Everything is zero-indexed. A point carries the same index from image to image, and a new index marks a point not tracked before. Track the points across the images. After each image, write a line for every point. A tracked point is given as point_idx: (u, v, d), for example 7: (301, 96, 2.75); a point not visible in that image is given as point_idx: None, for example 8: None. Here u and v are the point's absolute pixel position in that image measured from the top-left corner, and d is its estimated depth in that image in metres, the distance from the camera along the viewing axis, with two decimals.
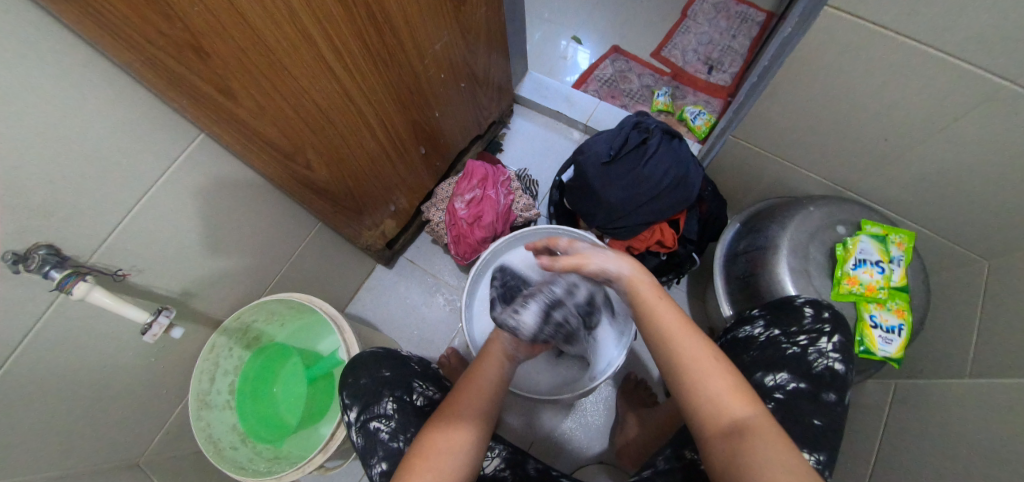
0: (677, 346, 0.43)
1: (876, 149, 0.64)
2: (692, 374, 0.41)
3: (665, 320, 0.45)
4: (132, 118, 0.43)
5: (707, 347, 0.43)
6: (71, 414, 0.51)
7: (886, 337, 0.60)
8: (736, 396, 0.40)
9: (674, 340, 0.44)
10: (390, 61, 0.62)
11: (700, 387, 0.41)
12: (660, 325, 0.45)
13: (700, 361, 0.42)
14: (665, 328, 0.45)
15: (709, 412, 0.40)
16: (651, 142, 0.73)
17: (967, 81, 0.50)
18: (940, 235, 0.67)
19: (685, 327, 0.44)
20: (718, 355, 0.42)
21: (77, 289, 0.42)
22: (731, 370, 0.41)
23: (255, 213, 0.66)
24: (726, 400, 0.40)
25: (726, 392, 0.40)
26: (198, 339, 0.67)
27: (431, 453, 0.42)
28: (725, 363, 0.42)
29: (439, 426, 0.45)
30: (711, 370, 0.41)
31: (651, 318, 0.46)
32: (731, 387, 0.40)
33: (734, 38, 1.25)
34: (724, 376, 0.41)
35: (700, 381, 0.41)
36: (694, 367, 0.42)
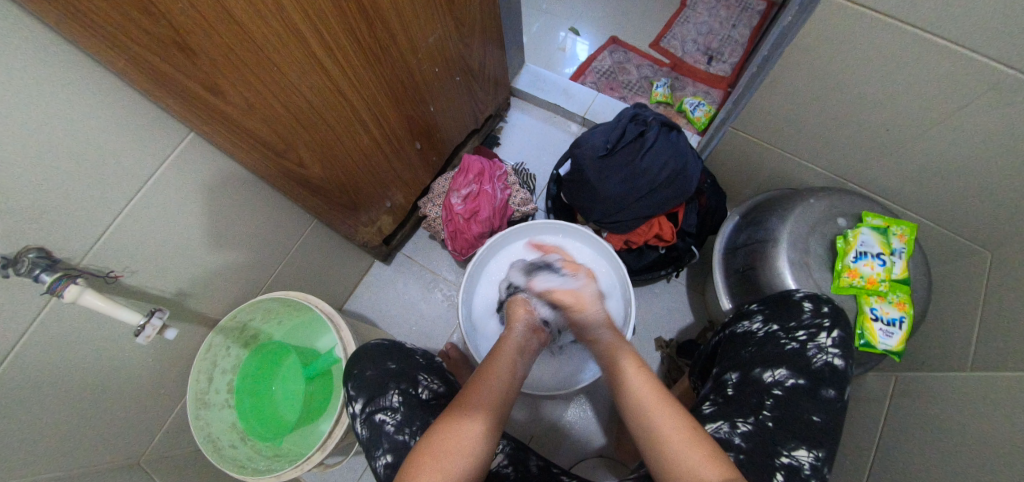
0: (655, 415, 0.44)
1: (878, 139, 0.63)
2: (666, 443, 0.41)
3: (642, 393, 0.47)
4: (118, 117, 0.42)
5: (688, 418, 0.43)
6: (68, 416, 0.51)
7: (886, 330, 0.60)
8: (711, 463, 0.39)
9: (654, 410, 0.44)
10: (382, 55, 0.61)
11: (673, 456, 0.40)
12: (638, 398, 0.46)
13: (673, 430, 0.42)
14: (646, 398, 0.46)
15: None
16: (649, 135, 0.71)
17: (971, 70, 0.48)
18: (943, 226, 0.66)
19: (660, 399, 0.45)
20: (693, 425, 0.43)
21: (68, 293, 0.41)
22: (707, 440, 0.41)
23: (249, 212, 0.65)
24: (701, 469, 0.38)
25: (702, 461, 0.39)
26: (194, 339, 0.67)
27: (447, 441, 0.42)
28: (700, 433, 0.42)
29: (456, 417, 0.45)
30: (684, 438, 0.41)
31: (629, 391, 0.48)
32: (707, 456, 0.39)
33: (734, 27, 1.23)
34: (699, 445, 0.40)
35: (676, 451, 0.40)
36: (670, 435, 0.41)
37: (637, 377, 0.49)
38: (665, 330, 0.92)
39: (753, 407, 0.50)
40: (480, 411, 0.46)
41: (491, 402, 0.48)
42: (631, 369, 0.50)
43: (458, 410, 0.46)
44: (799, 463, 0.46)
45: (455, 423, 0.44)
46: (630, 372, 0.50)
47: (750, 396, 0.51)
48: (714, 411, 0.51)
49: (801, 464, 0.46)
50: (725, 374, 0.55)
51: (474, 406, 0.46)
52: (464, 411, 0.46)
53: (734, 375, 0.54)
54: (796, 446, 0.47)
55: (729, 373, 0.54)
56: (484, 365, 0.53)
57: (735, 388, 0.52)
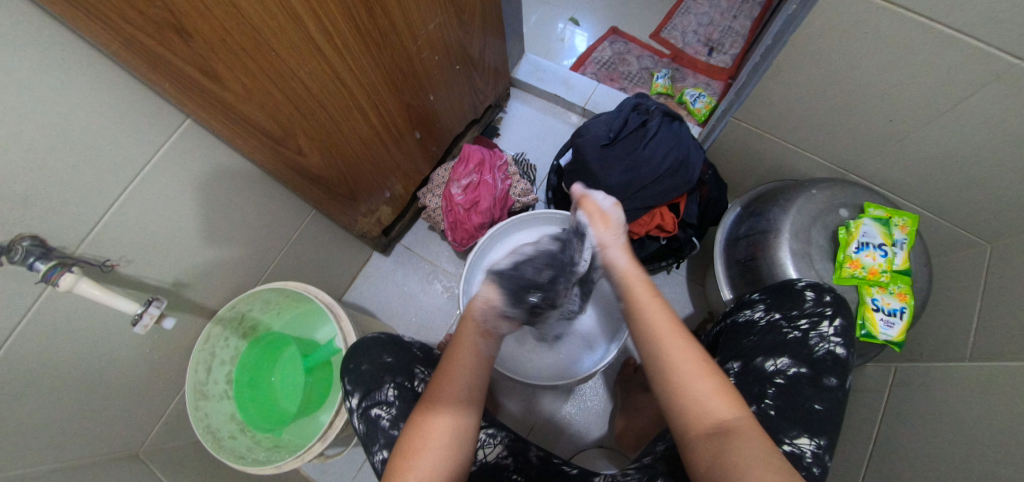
0: (665, 347, 0.43)
1: (881, 131, 0.63)
2: (678, 373, 0.41)
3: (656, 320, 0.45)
4: (112, 101, 0.41)
5: (694, 347, 0.43)
6: (66, 407, 0.51)
7: (887, 320, 0.60)
8: (720, 396, 0.40)
9: (662, 341, 0.43)
10: (382, 42, 0.60)
11: (685, 386, 0.40)
12: (649, 323, 0.45)
13: (686, 360, 0.41)
14: (653, 327, 0.45)
15: (693, 414, 0.39)
16: (651, 125, 0.71)
17: (978, 60, 0.48)
18: (944, 218, 0.66)
19: (673, 328, 0.44)
20: (703, 355, 0.42)
21: (64, 281, 0.41)
22: (717, 373, 0.41)
23: (246, 201, 0.64)
24: (711, 400, 0.39)
25: (713, 393, 0.40)
26: (192, 330, 0.66)
27: (418, 445, 0.42)
28: (710, 365, 0.42)
29: (424, 417, 0.44)
30: (695, 370, 0.41)
31: (641, 316, 0.46)
32: (718, 389, 0.40)
33: (735, 18, 1.22)
34: (710, 377, 0.40)
35: (688, 381, 0.40)
36: (683, 365, 0.41)
37: (648, 304, 0.47)
38: None
39: (755, 396, 0.50)
40: (448, 405, 0.45)
41: (459, 391, 0.47)
42: (645, 295, 0.48)
43: (427, 408, 0.45)
44: (801, 451, 0.46)
45: (422, 424, 0.43)
46: (644, 296, 0.48)
47: (753, 385, 0.51)
48: None
49: (802, 452, 0.46)
50: (726, 363, 0.55)
51: (443, 401, 0.45)
52: (433, 408, 0.45)
53: (736, 365, 0.53)
54: (798, 434, 0.47)
55: (731, 362, 0.54)
56: (449, 350, 0.51)
57: (737, 377, 0.52)
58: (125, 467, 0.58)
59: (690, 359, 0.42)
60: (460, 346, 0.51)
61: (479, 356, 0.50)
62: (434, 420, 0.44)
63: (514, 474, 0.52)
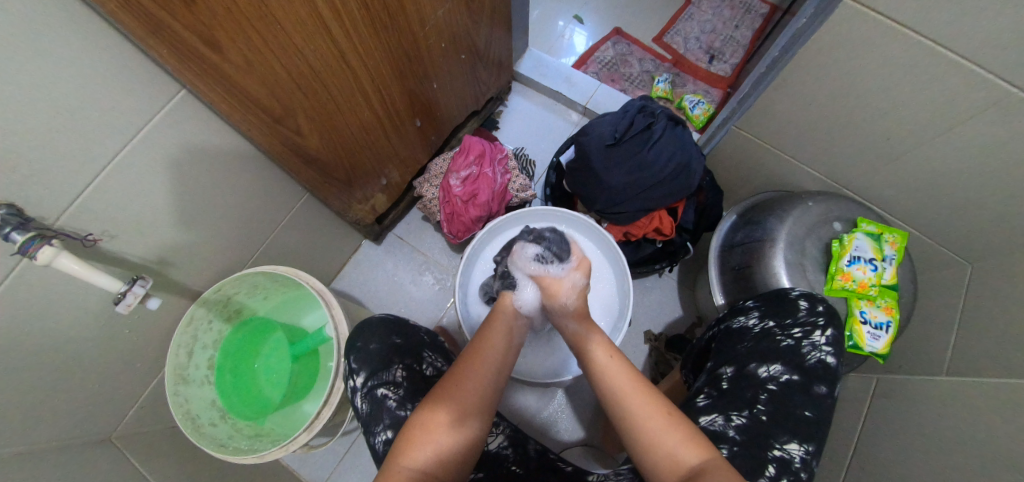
0: (630, 405, 0.44)
1: (878, 149, 0.64)
2: (645, 428, 0.42)
3: (618, 380, 0.47)
4: (103, 65, 0.39)
5: (657, 401, 0.44)
6: (36, 387, 0.48)
7: (874, 333, 0.62)
8: (689, 444, 0.40)
9: (626, 400, 0.45)
10: (390, 24, 0.58)
11: (652, 442, 0.41)
12: (610, 385, 0.47)
13: (650, 414, 0.42)
14: (619, 386, 0.46)
15: (665, 465, 0.39)
16: (656, 127, 0.72)
17: (977, 86, 0.50)
18: (930, 236, 0.69)
19: (634, 385, 0.46)
20: (668, 407, 0.43)
21: (42, 254, 0.38)
22: (682, 421, 0.42)
23: (239, 180, 0.61)
24: (681, 450, 0.40)
25: (682, 443, 0.40)
26: (174, 311, 0.63)
27: (425, 434, 0.42)
28: (674, 413, 0.43)
29: (436, 405, 0.44)
30: (660, 423, 0.42)
31: (603, 379, 0.48)
32: (686, 437, 0.40)
33: (737, 28, 1.23)
34: (675, 426, 0.41)
35: (657, 435, 0.41)
36: (649, 419, 0.42)
37: (609, 365, 0.49)
38: (654, 324, 0.94)
39: (748, 400, 0.51)
40: (461, 402, 0.45)
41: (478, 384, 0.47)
42: (603, 358, 0.50)
43: (440, 396, 0.45)
44: (790, 456, 0.48)
45: (432, 414, 0.43)
46: (605, 358, 0.50)
47: (746, 390, 0.52)
48: (709, 403, 0.52)
49: (791, 457, 0.48)
50: (720, 368, 0.56)
51: (459, 396, 0.45)
52: (445, 401, 0.44)
53: (730, 369, 0.55)
54: (788, 440, 0.49)
55: (724, 367, 0.55)
56: (475, 345, 0.52)
57: (730, 381, 0.53)
58: (96, 453, 0.55)
59: (655, 412, 0.43)
60: (485, 346, 0.51)
61: (507, 351, 0.53)
62: (444, 413, 0.43)
63: (514, 465, 0.52)
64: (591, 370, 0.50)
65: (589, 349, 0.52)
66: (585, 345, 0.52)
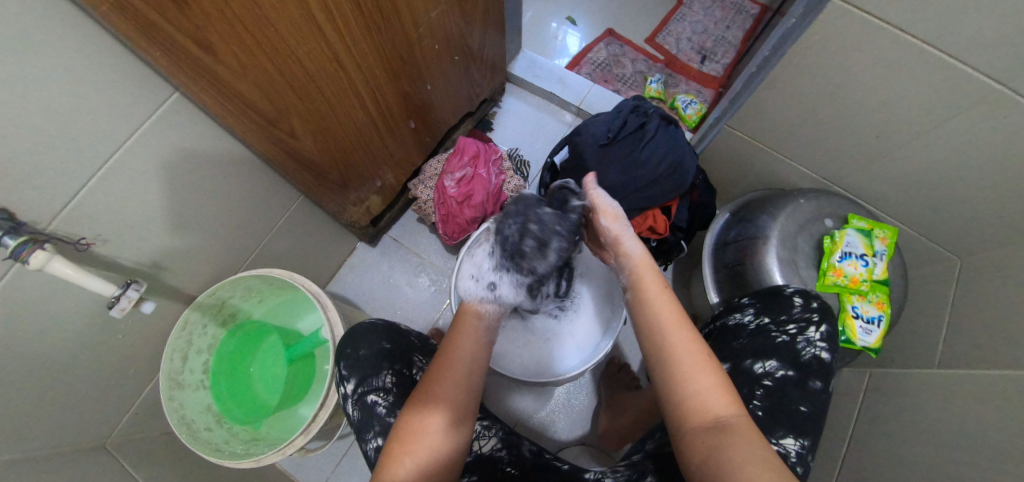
0: (668, 338, 0.44)
1: (867, 146, 0.65)
2: (682, 365, 0.42)
3: (662, 310, 0.46)
4: (96, 68, 0.39)
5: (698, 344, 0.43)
6: (29, 393, 0.47)
7: (866, 328, 0.63)
8: (719, 392, 0.40)
9: (665, 333, 0.44)
10: (383, 26, 0.58)
11: (687, 378, 0.41)
12: (654, 314, 0.46)
13: (689, 355, 0.42)
14: (658, 319, 0.45)
15: (690, 406, 0.40)
16: (649, 127, 0.73)
17: (962, 83, 0.51)
18: (920, 232, 0.70)
19: (679, 322, 0.45)
20: (706, 352, 0.43)
21: (35, 259, 0.38)
22: (716, 368, 0.42)
23: (233, 183, 0.61)
24: (709, 394, 0.40)
25: (713, 389, 0.40)
26: (168, 316, 0.63)
27: (410, 439, 0.42)
28: (712, 361, 0.42)
29: (412, 416, 0.44)
30: (698, 363, 0.42)
31: (647, 305, 0.47)
32: (716, 385, 0.41)
33: (728, 29, 1.24)
34: (710, 372, 0.41)
35: (689, 374, 0.41)
36: (688, 358, 0.42)
37: (658, 298, 0.47)
38: None
39: (743, 396, 0.52)
40: (441, 403, 0.44)
41: (454, 386, 0.46)
42: (652, 290, 0.48)
43: (415, 406, 0.44)
44: (786, 450, 0.48)
45: (413, 418, 0.43)
46: (652, 286, 0.49)
47: (742, 386, 0.53)
48: None
49: (788, 452, 0.48)
50: (716, 364, 0.57)
51: (438, 398, 0.45)
52: (426, 403, 0.44)
53: (726, 366, 0.56)
54: (784, 435, 0.49)
55: (721, 364, 0.57)
56: (448, 343, 0.51)
57: (726, 377, 0.55)
58: (89, 459, 0.55)
59: (693, 353, 0.43)
60: (454, 347, 0.50)
61: (479, 342, 0.52)
62: (427, 416, 0.43)
63: (508, 466, 0.52)
64: (632, 298, 0.49)
65: (640, 278, 0.50)
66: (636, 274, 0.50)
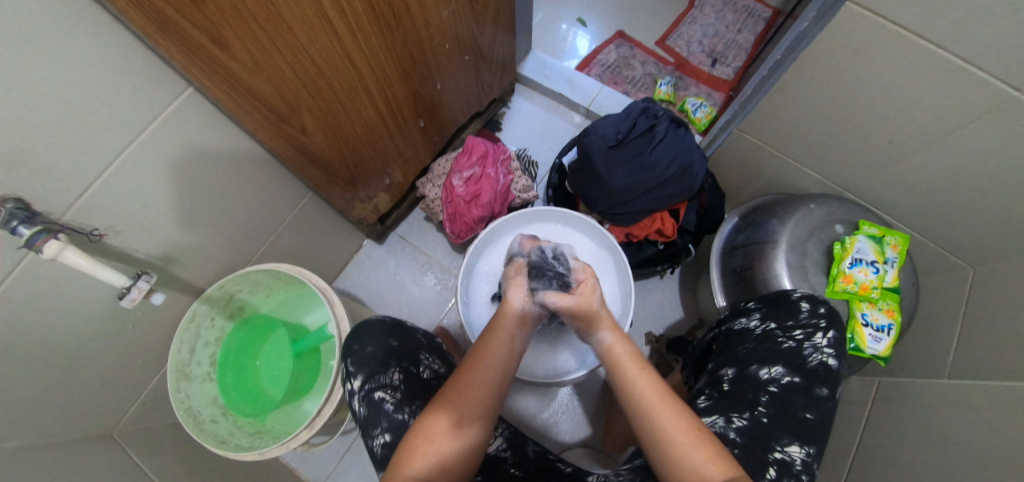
0: (656, 419, 0.42)
1: (880, 152, 0.65)
2: (675, 445, 0.40)
3: (644, 394, 0.44)
4: (113, 61, 0.39)
5: (688, 418, 0.42)
6: (40, 380, 0.48)
7: (875, 336, 0.62)
8: (715, 463, 0.39)
9: (653, 414, 0.43)
10: (396, 25, 0.59)
11: (683, 458, 0.39)
12: (641, 400, 0.44)
13: (682, 431, 0.41)
14: (643, 401, 0.44)
15: None
16: (659, 129, 0.72)
17: (978, 90, 0.50)
18: (932, 240, 0.69)
19: (663, 399, 0.44)
20: (697, 424, 0.42)
21: (48, 248, 0.39)
22: (711, 441, 0.41)
23: (245, 178, 0.62)
24: (707, 469, 0.38)
25: (708, 462, 0.39)
26: (178, 308, 0.64)
27: (422, 448, 0.41)
28: (706, 435, 0.41)
29: (425, 429, 0.42)
30: (690, 440, 0.40)
31: (630, 391, 0.45)
32: (713, 458, 0.39)
33: (739, 32, 1.23)
34: (705, 448, 0.40)
35: (683, 451, 0.39)
36: (677, 437, 0.40)
37: (638, 378, 0.46)
38: (655, 325, 0.94)
39: (749, 402, 0.51)
40: (472, 414, 0.44)
41: (480, 405, 0.45)
42: (636, 373, 0.47)
43: (437, 408, 0.44)
44: (791, 458, 0.48)
45: (433, 422, 0.43)
46: (633, 372, 0.47)
47: (748, 391, 0.52)
48: (709, 405, 0.52)
49: (793, 460, 0.48)
50: (721, 369, 0.56)
51: (455, 406, 0.44)
52: (439, 413, 0.43)
53: (731, 371, 0.55)
54: (789, 443, 0.49)
55: (726, 369, 0.56)
56: (471, 354, 0.49)
57: (731, 383, 0.54)
58: (97, 448, 0.56)
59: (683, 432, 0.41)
60: (483, 351, 0.49)
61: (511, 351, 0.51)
62: (439, 431, 0.42)
63: (512, 467, 0.52)
64: (615, 386, 0.47)
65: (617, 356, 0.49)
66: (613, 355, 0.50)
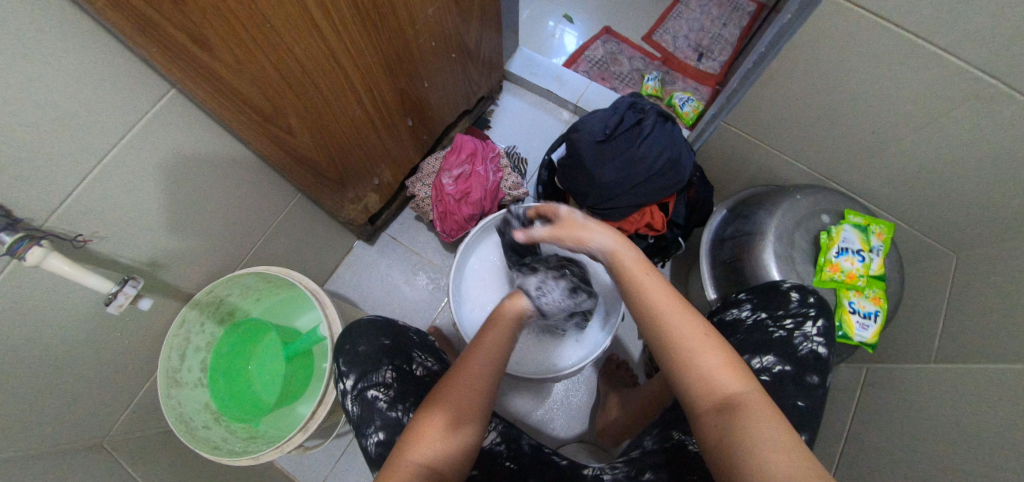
0: (665, 322, 0.40)
1: (864, 142, 0.66)
2: (687, 349, 0.39)
3: (655, 296, 0.42)
4: (93, 65, 0.38)
5: (697, 321, 0.40)
6: (25, 390, 0.47)
7: (862, 322, 0.63)
8: (728, 371, 0.38)
9: (663, 318, 0.41)
10: (381, 24, 0.58)
11: (692, 363, 0.38)
12: (648, 301, 0.42)
13: (692, 337, 0.39)
14: (651, 301, 0.42)
15: (700, 390, 0.38)
16: (646, 123, 0.73)
17: (958, 78, 0.51)
18: (915, 228, 0.70)
19: (673, 301, 0.42)
20: (708, 329, 0.40)
21: (31, 255, 0.38)
22: (722, 346, 0.39)
23: (231, 181, 0.61)
24: (717, 375, 0.37)
25: (721, 367, 0.38)
26: (166, 314, 0.63)
27: (419, 439, 0.40)
28: (716, 339, 0.40)
29: (420, 419, 0.41)
30: (700, 342, 0.39)
31: (636, 290, 0.43)
32: (724, 364, 0.38)
33: (725, 26, 1.24)
34: (717, 352, 0.39)
35: (693, 354, 0.39)
36: (689, 338, 0.39)
37: (648, 284, 0.43)
38: None
39: None
40: (461, 406, 0.43)
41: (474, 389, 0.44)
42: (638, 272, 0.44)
43: (432, 402, 0.43)
44: None
45: (425, 417, 0.41)
46: (638, 274, 0.44)
47: None
48: None
49: None
50: None
51: (450, 399, 0.43)
52: (438, 402, 0.42)
53: None
54: None
55: None
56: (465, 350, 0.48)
57: None
58: (88, 457, 0.55)
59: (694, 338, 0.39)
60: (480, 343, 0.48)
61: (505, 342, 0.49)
62: (434, 423, 0.41)
63: (507, 462, 0.52)
64: (624, 291, 0.45)
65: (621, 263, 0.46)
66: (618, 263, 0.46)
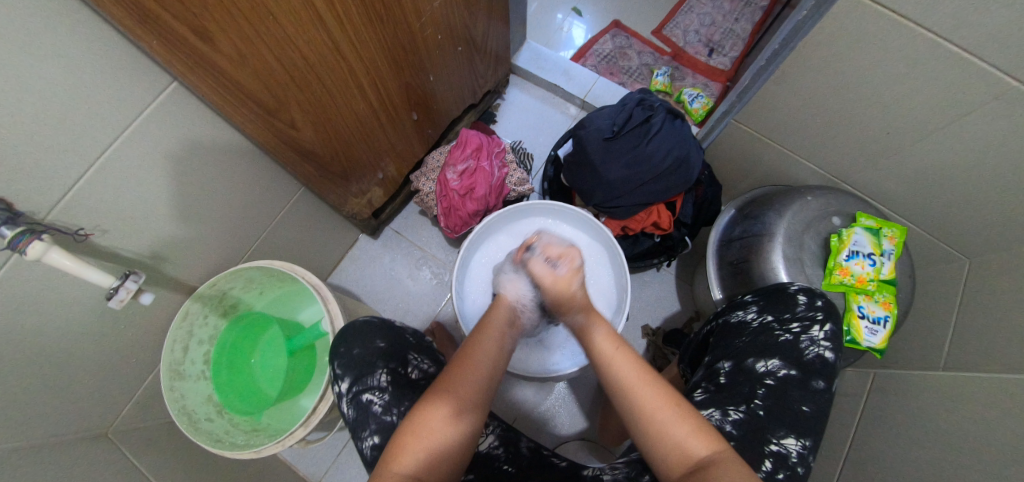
0: (635, 395, 0.43)
1: (879, 143, 0.64)
2: (655, 422, 0.41)
3: (623, 370, 0.45)
4: (92, 57, 0.38)
5: (668, 391, 0.42)
6: (28, 382, 0.47)
7: (871, 328, 0.62)
8: (697, 435, 0.40)
9: (633, 390, 0.43)
10: (386, 17, 0.57)
11: (662, 434, 0.40)
12: (619, 375, 0.45)
13: (659, 407, 0.41)
14: (622, 378, 0.44)
15: (671, 457, 0.40)
16: (655, 120, 0.71)
17: (980, 80, 0.49)
18: (928, 232, 0.69)
19: (642, 374, 0.44)
20: (676, 397, 0.42)
21: (32, 249, 0.37)
22: (691, 412, 0.41)
23: (234, 174, 0.61)
24: (688, 441, 0.39)
25: (690, 434, 0.40)
26: (169, 307, 0.63)
27: (417, 440, 0.41)
28: (685, 406, 0.42)
29: (423, 413, 0.42)
30: (671, 412, 0.41)
31: (608, 364, 0.46)
32: (695, 429, 0.40)
33: (737, 21, 1.22)
34: (686, 420, 0.40)
35: (662, 425, 0.40)
36: (656, 409, 0.41)
37: (617, 356, 0.46)
38: (652, 318, 0.94)
39: (745, 395, 0.51)
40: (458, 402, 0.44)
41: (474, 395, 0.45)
42: (610, 349, 0.47)
43: (432, 399, 0.43)
44: (787, 450, 0.48)
45: (425, 417, 0.42)
46: (612, 352, 0.47)
47: (743, 384, 0.52)
48: (706, 398, 0.53)
49: (788, 452, 0.48)
50: (718, 362, 0.56)
51: (454, 394, 0.44)
52: (439, 399, 0.43)
53: (728, 364, 0.55)
54: (785, 435, 0.49)
55: (723, 362, 0.56)
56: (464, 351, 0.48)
57: (728, 376, 0.54)
58: (92, 448, 0.55)
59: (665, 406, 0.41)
60: (475, 347, 0.49)
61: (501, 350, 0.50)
62: (439, 415, 0.42)
63: (504, 464, 0.52)
64: (595, 362, 0.48)
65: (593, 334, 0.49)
66: (589, 335, 0.49)
